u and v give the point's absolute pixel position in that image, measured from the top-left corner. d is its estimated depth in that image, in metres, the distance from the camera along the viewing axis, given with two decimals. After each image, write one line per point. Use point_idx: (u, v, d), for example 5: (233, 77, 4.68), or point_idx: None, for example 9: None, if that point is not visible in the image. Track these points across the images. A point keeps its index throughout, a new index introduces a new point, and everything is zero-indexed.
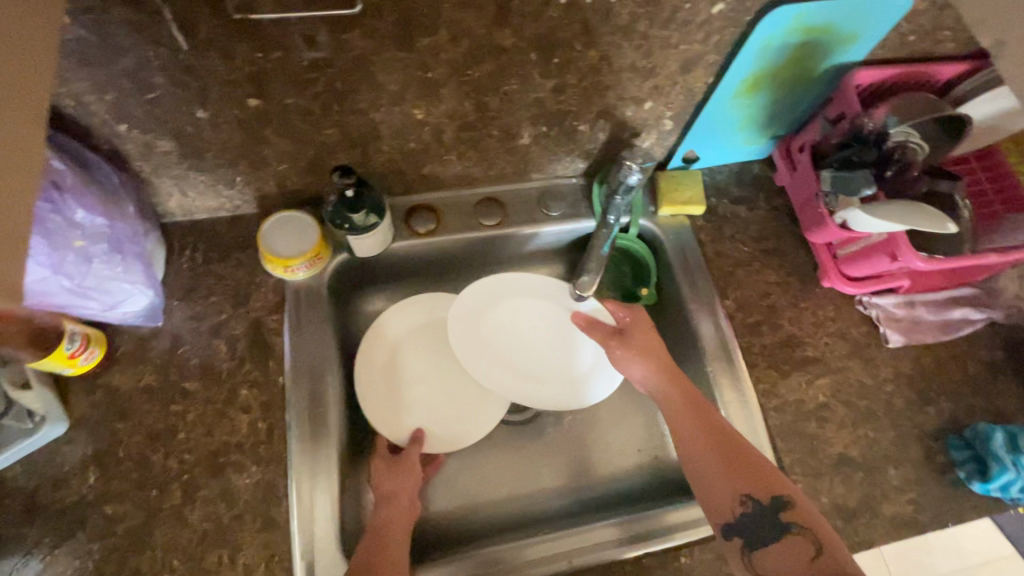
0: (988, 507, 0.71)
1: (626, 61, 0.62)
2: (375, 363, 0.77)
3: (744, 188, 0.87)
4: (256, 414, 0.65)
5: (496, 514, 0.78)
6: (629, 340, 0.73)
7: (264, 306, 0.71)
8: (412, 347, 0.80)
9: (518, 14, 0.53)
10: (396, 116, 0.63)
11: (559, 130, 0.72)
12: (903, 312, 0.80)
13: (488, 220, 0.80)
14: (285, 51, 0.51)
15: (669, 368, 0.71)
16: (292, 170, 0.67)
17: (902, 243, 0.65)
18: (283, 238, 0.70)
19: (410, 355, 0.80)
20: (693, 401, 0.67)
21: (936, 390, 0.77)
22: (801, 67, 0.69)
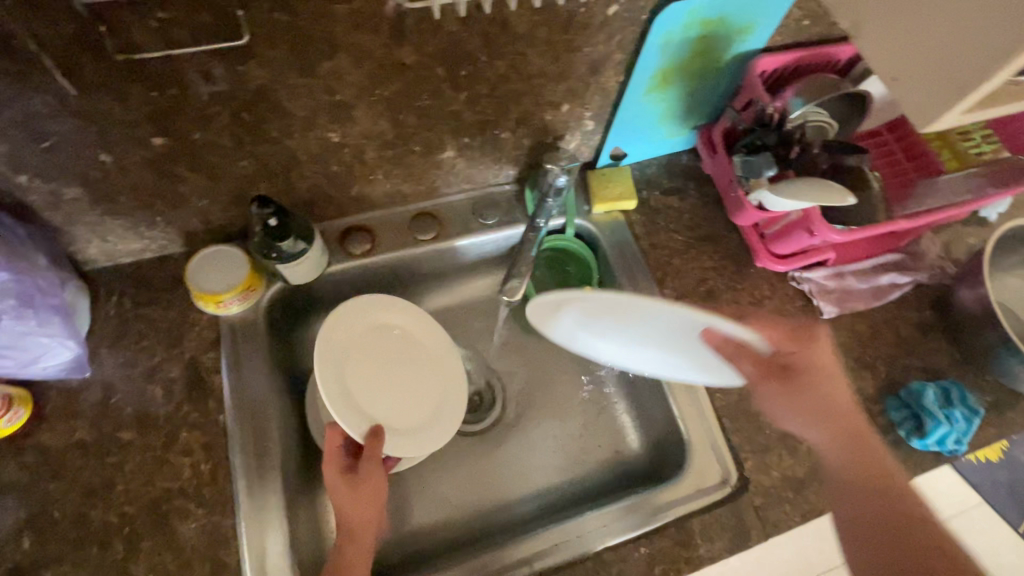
0: (928, 461, 0.74)
1: (534, 68, 0.64)
2: (329, 352, 0.69)
3: (673, 179, 0.89)
4: (199, 456, 0.64)
5: (462, 527, 0.77)
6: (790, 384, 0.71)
7: (199, 345, 0.69)
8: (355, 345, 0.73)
9: (415, 31, 0.53)
10: (312, 141, 0.63)
11: (482, 140, 0.73)
12: (834, 283, 0.83)
13: (424, 235, 0.80)
14: (181, 88, 0.51)
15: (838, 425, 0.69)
16: (214, 204, 0.67)
17: (816, 218, 0.69)
18: (212, 273, 0.69)
19: (359, 353, 0.72)
20: (862, 442, 0.68)
21: (871, 355, 0.80)
22: (706, 59, 0.72)
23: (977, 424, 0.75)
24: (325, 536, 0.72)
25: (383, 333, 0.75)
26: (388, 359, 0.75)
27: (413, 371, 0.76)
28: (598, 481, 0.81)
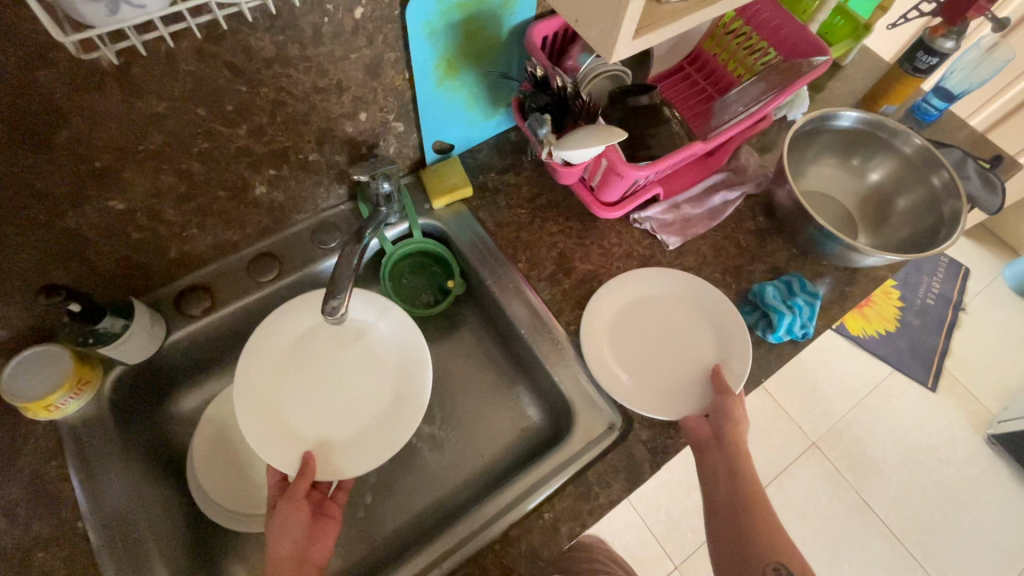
0: (788, 351, 0.80)
1: (306, 85, 0.63)
2: (255, 385, 0.68)
3: (505, 157, 0.92)
4: (61, 572, 0.59)
5: (383, 550, 0.75)
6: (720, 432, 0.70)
7: (38, 457, 0.64)
8: (287, 373, 0.71)
9: (149, 78, 0.52)
10: (93, 214, 0.60)
11: (289, 167, 0.72)
12: (672, 215, 0.87)
13: (265, 276, 0.78)
14: None
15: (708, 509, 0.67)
16: (9, 307, 0.62)
17: (618, 161, 0.71)
18: (30, 379, 0.64)
19: (294, 369, 0.71)
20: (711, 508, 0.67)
21: (720, 271, 0.85)
22: (483, 38, 0.74)
23: (819, 306, 0.81)
24: None
25: (322, 338, 0.73)
26: (324, 367, 0.72)
27: (347, 374, 0.73)
28: (508, 462, 0.81)
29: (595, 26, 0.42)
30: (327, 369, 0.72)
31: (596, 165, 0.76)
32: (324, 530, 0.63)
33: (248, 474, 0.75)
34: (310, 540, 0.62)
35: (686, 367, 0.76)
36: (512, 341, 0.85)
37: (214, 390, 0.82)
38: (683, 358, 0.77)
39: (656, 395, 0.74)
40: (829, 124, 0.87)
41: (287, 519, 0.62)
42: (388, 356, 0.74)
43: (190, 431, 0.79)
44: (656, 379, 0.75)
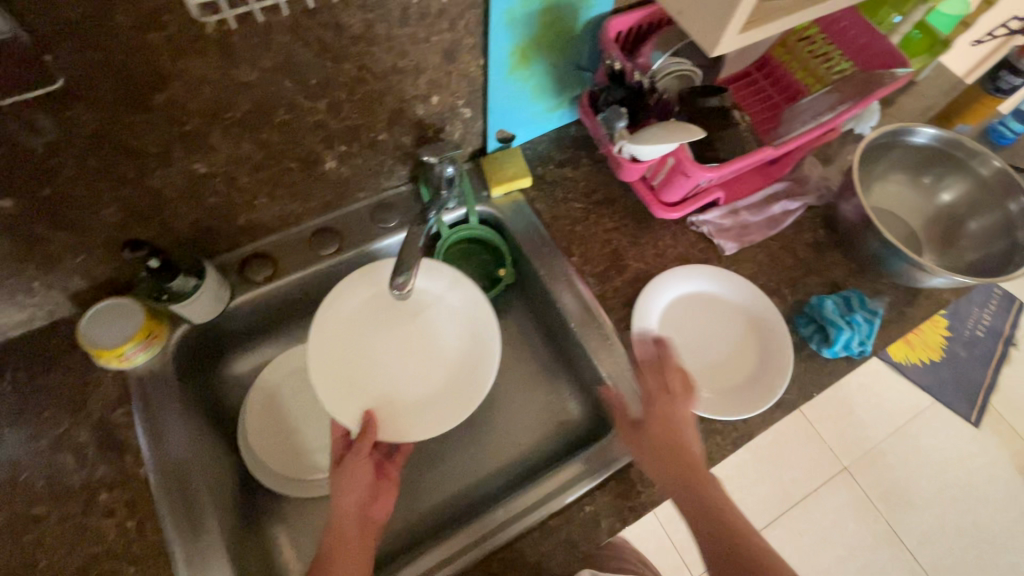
0: (842, 368, 0.78)
1: (386, 65, 0.64)
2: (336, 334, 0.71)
3: (564, 151, 0.92)
4: (123, 514, 0.62)
5: (419, 527, 0.76)
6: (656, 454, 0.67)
7: (106, 404, 0.67)
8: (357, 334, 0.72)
9: (245, 48, 0.53)
10: (177, 176, 0.62)
11: (359, 145, 0.74)
12: (730, 221, 0.86)
13: (325, 250, 0.80)
14: (10, 145, 0.49)
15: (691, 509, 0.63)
16: (92, 259, 0.65)
17: (686, 159, 0.71)
18: (106, 329, 0.67)
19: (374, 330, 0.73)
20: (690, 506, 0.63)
21: (776, 282, 0.84)
22: (559, 29, 0.74)
23: (878, 325, 0.79)
24: (277, 570, 0.70)
25: (405, 302, 0.74)
26: (393, 331, 0.74)
27: (415, 340, 0.74)
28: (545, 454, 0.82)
29: (698, 20, 0.42)
30: (396, 333, 0.73)
31: (662, 164, 0.76)
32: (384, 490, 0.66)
33: (293, 442, 0.77)
34: (371, 497, 0.64)
35: (732, 363, 0.77)
36: (559, 334, 0.85)
37: (266, 356, 0.84)
38: (731, 357, 0.77)
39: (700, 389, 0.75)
40: (903, 139, 0.84)
41: (354, 473, 0.64)
42: (462, 327, 0.74)
43: (242, 393, 0.81)
44: (704, 376, 0.76)
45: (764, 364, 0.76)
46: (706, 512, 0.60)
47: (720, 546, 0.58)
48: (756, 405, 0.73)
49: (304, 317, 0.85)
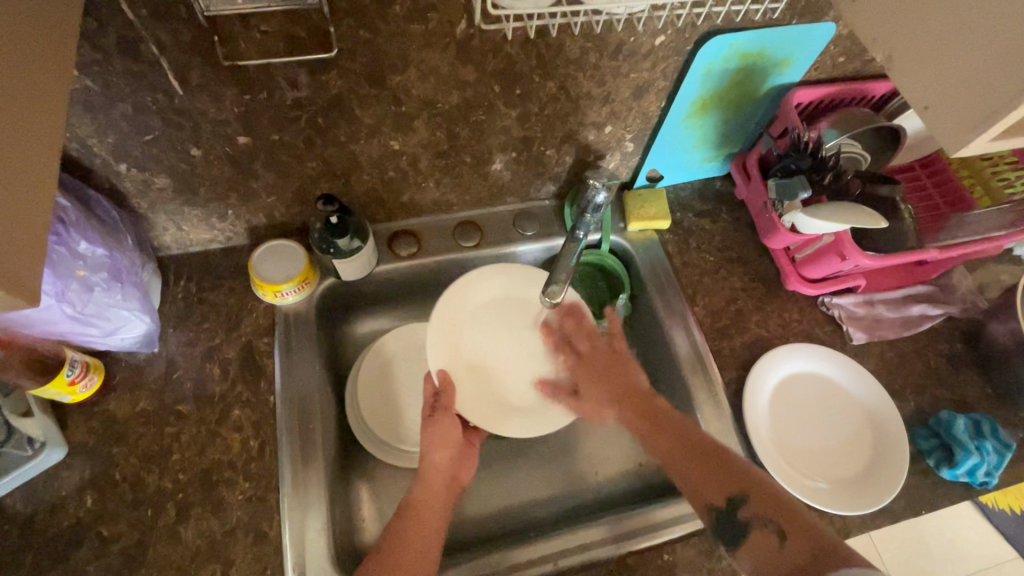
0: (959, 493, 0.73)
1: (582, 90, 0.69)
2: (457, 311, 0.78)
3: (706, 202, 0.92)
4: (248, 432, 0.68)
5: (486, 526, 0.77)
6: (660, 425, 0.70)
7: (254, 330, 0.74)
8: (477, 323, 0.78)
9: (478, 51, 0.59)
10: (375, 148, 0.68)
11: (528, 155, 0.78)
12: (864, 310, 0.84)
13: (467, 242, 0.84)
14: (270, 93, 0.57)
15: (696, 449, 0.66)
16: (279, 201, 0.72)
17: (847, 242, 0.71)
18: (272, 264, 0.74)
19: (491, 317, 0.79)
20: (703, 452, 0.65)
21: (901, 384, 0.81)
22: (744, 89, 0.76)
23: (1008, 458, 0.74)
24: (354, 524, 0.74)
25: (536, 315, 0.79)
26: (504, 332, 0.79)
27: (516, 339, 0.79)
28: (623, 491, 0.81)
29: (948, 120, 0.44)
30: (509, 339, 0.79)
31: (817, 239, 0.75)
32: (471, 453, 0.74)
33: (391, 410, 0.81)
34: (461, 462, 0.72)
35: (842, 457, 0.74)
36: (662, 376, 0.85)
37: (383, 325, 0.89)
38: (848, 448, 0.75)
39: (802, 463, 0.74)
40: None
41: None
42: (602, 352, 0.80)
43: (355, 352, 0.87)
44: (815, 461, 0.74)
45: (881, 460, 0.73)
46: (648, 424, 0.70)
47: (692, 449, 0.66)
48: (867, 504, 0.70)
49: (424, 298, 0.90)
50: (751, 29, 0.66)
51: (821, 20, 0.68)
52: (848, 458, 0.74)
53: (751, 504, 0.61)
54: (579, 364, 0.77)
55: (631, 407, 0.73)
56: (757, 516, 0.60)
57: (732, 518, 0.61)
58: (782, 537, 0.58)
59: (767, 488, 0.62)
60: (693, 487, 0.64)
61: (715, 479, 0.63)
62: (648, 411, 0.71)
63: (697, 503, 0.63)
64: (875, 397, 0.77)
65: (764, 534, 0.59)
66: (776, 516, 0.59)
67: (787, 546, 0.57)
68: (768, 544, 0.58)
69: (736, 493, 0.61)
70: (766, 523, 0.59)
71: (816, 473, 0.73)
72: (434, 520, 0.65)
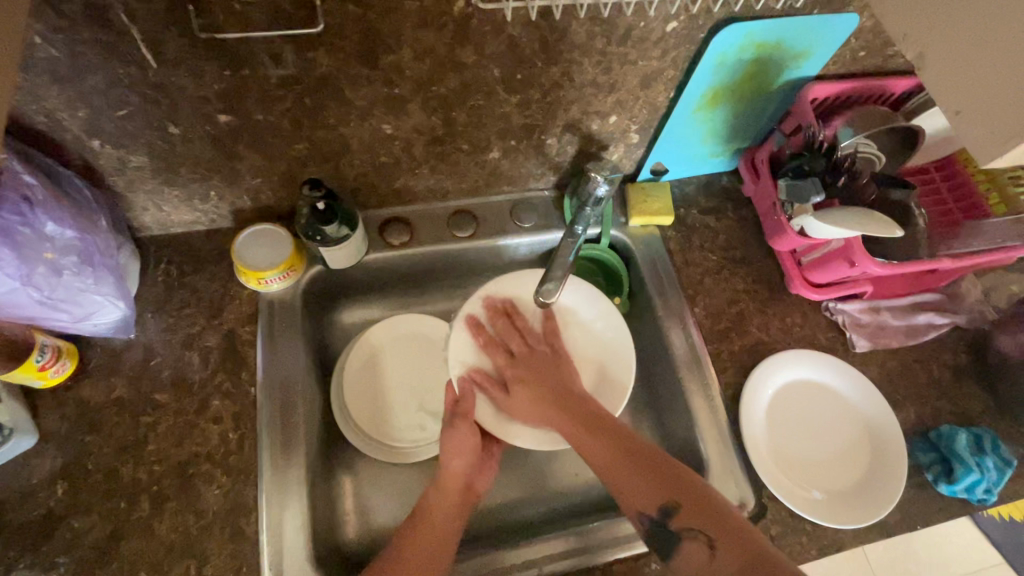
0: (956, 509, 0.72)
1: (586, 77, 0.65)
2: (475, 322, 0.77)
3: (712, 199, 0.89)
4: (228, 424, 0.66)
5: (472, 524, 0.76)
6: (597, 432, 0.65)
7: (237, 318, 0.71)
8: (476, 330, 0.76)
9: (477, 32, 0.55)
10: (365, 131, 0.64)
11: (527, 144, 0.74)
12: (869, 317, 0.81)
13: (461, 233, 0.80)
14: (253, 70, 0.53)
15: (635, 455, 0.63)
16: (265, 184, 0.69)
17: (857, 249, 0.68)
18: (257, 249, 0.71)
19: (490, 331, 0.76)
20: (650, 464, 0.61)
21: (902, 394, 0.78)
22: (758, 82, 0.72)
23: (1008, 475, 0.72)
24: (337, 519, 0.72)
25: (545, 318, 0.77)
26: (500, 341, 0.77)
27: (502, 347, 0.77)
28: (614, 493, 0.80)
29: (981, 128, 0.40)
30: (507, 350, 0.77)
31: (825, 243, 0.72)
32: (487, 464, 0.72)
33: (378, 403, 0.79)
34: (478, 470, 0.70)
35: (837, 469, 0.72)
36: (658, 377, 0.82)
37: (373, 314, 0.86)
38: (845, 459, 0.73)
39: (796, 474, 0.72)
40: None
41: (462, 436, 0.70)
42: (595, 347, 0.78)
43: (343, 342, 0.84)
44: (808, 472, 0.72)
45: (877, 473, 0.71)
46: (586, 428, 0.66)
47: (636, 459, 0.62)
48: (861, 517, 0.68)
49: (416, 287, 0.86)
50: (769, 19, 0.62)
51: (843, 10, 0.64)
52: (843, 469, 0.72)
53: (684, 515, 0.58)
54: (509, 362, 0.74)
55: (552, 404, 0.70)
56: (689, 527, 0.57)
57: (664, 528, 0.58)
58: (713, 548, 0.55)
59: (698, 494, 0.59)
60: (626, 495, 0.61)
61: (648, 490, 0.60)
62: (585, 418, 0.67)
63: (630, 512, 0.60)
64: (874, 409, 0.75)
65: (696, 545, 0.56)
66: (706, 526, 0.57)
67: (717, 559, 0.54)
68: (700, 556, 0.56)
69: (671, 502, 0.58)
70: (697, 534, 0.57)
71: (810, 484, 0.71)
72: (448, 526, 0.64)
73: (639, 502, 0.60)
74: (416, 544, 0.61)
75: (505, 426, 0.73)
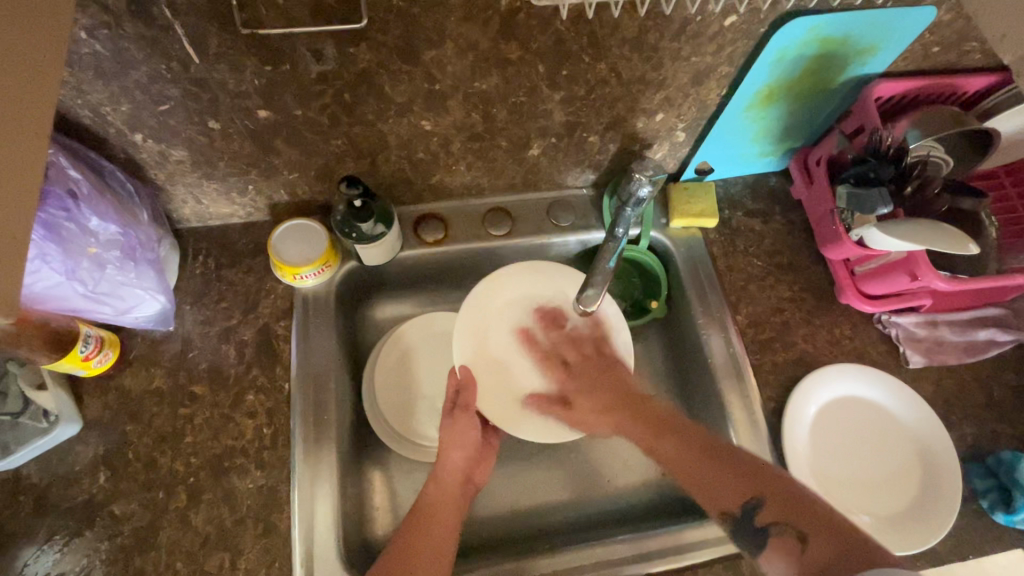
0: (1013, 539, 0.68)
1: (635, 73, 0.61)
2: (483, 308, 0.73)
3: (759, 200, 0.84)
4: (262, 419, 0.66)
5: (500, 527, 0.75)
6: (664, 434, 0.65)
7: (272, 312, 0.71)
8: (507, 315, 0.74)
9: (523, 27, 0.53)
10: (404, 127, 0.63)
11: (569, 141, 0.71)
12: (925, 332, 0.76)
13: (497, 231, 0.79)
14: (294, 65, 0.52)
15: (710, 450, 0.62)
16: (302, 179, 0.68)
17: (922, 262, 0.63)
18: (293, 244, 0.70)
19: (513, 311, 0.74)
20: (713, 451, 0.62)
21: (958, 415, 0.74)
22: (818, 78, 0.67)
23: None
24: (366, 515, 0.73)
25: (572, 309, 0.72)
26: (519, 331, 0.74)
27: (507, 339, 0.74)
28: (644, 503, 0.78)
29: None
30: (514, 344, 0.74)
31: (883, 253, 0.68)
32: (487, 456, 0.72)
33: (409, 401, 0.79)
34: (477, 460, 0.70)
35: (884, 491, 0.69)
36: (695, 386, 0.80)
37: (405, 310, 0.85)
38: (894, 481, 0.69)
39: (838, 494, 0.69)
40: None
41: None
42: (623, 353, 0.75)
43: (374, 337, 0.84)
44: (852, 493, 0.69)
45: (926, 499, 0.68)
46: (653, 432, 0.66)
47: (707, 451, 0.62)
48: (907, 544, 0.65)
49: (449, 285, 0.85)
50: (838, 11, 0.58)
51: (920, 3, 0.59)
52: (891, 492, 0.69)
53: (770, 508, 0.57)
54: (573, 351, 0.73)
55: (623, 413, 0.68)
56: (776, 523, 0.56)
57: (749, 526, 0.57)
58: (803, 543, 0.54)
59: (784, 491, 0.58)
60: (708, 495, 0.60)
61: (728, 487, 0.59)
62: (650, 421, 0.67)
63: (711, 507, 0.59)
64: (926, 430, 0.71)
65: (785, 539, 0.55)
66: (794, 520, 0.56)
67: (808, 551, 0.53)
68: (789, 550, 0.54)
69: (752, 499, 0.58)
70: (785, 528, 0.55)
71: (853, 505, 0.68)
72: (449, 525, 0.63)
73: (727, 501, 0.59)
74: (421, 544, 0.61)
75: (511, 416, 0.71)
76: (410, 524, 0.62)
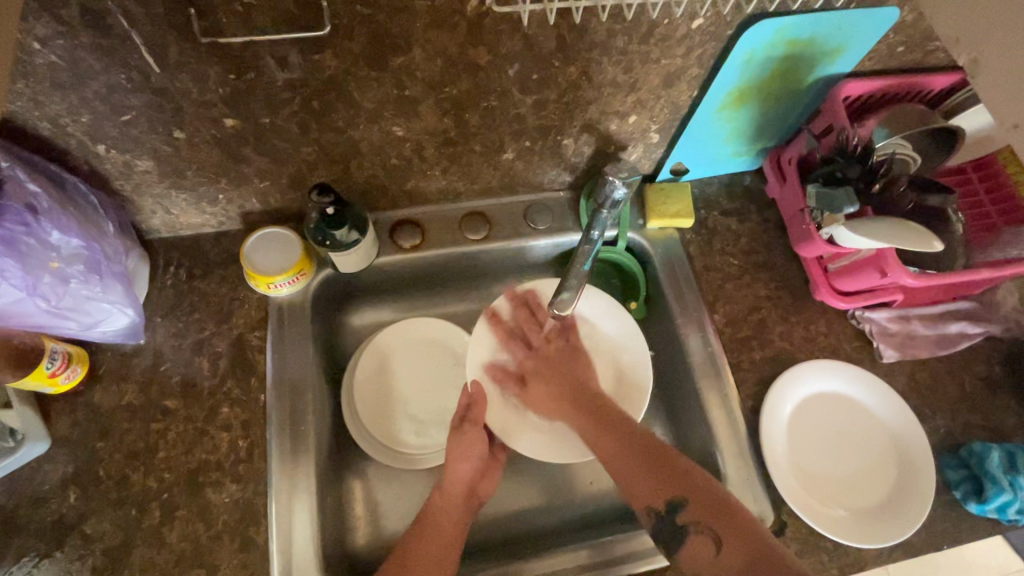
0: (986, 528, 0.69)
1: (606, 76, 0.62)
2: (483, 332, 0.75)
3: (734, 200, 0.85)
4: (237, 432, 0.65)
5: (484, 532, 0.75)
6: (608, 423, 0.66)
7: (246, 323, 0.70)
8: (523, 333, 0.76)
9: (491, 32, 0.53)
10: (375, 134, 0.62)
11: (543, 144, 0.71)
12: (898, 326, 0.78)
13: (474, 235, 0.78)
14: (258, 73, 0.51)
15: (654, 450, 0.62)
16: (273, 187, 0.67)
17: (890, 259, 0.64)
18: (266, 253, 0.69)
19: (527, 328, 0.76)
20: (656, 450, 0.62)
21: (931, 407, 0.75)
22: (787, 79, 0.68)
23: None
24: (348, 525, 0.72)
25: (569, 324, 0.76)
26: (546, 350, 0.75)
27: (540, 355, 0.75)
28: (626, 503, 0.78)
29: None
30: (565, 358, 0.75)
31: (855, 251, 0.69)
32: (491, 471, 0.71)
33: (388, 409, 0.78)
34: (480, 474, 0.70)
35: (859, 487, 0.70)
36: (674, 385, 0.80)
37: (384, 316, 0.85)
38: (870, 475, 0.70)
39: (815, 489, 0.69)
40: None
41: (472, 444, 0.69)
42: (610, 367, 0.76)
43: (354, 345, 0.83)
44: (829, 489, 0.70)
45: (901, 495, 0.69)
46: (596, 420, 0.67)
47: (646, 452, 0.62)
48: (883, 539, 0.66)
49: (427, 290, 0.85)
50: (803, 13, 0.59)
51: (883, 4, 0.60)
52: (866, 488, 0.70)
53: (691, 509, 0.57)
54: (529, 354, 0.74)
55: (569, 404, 0.70)
56: (694, 523, 0.56)
57: (668, 524, 0.58)
58: (718, 545, 0.55)
59: (704, 489, 0.58)
60: (632, 488, 0.61)
61: (648, 482, 0.60)
62: (592, 410, 0.68)
63: (637, 503, 0.60)
64: (900, 427, 0.72)
65: (702, 539, 0.56)
66: (714, 523, 0.56)
67: (723, 556, 0.54)
68: (705, 551, 0.55)
69: (676, 496, 0.58)
70: (703, 529, 0.56)
71: (828, 501, 0.69)
72: (453, 532, 0.63)
73: (643, 498, 0.59)
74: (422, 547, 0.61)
75: (515, 431, 0.73)
76: (414, 529, 0.63)
